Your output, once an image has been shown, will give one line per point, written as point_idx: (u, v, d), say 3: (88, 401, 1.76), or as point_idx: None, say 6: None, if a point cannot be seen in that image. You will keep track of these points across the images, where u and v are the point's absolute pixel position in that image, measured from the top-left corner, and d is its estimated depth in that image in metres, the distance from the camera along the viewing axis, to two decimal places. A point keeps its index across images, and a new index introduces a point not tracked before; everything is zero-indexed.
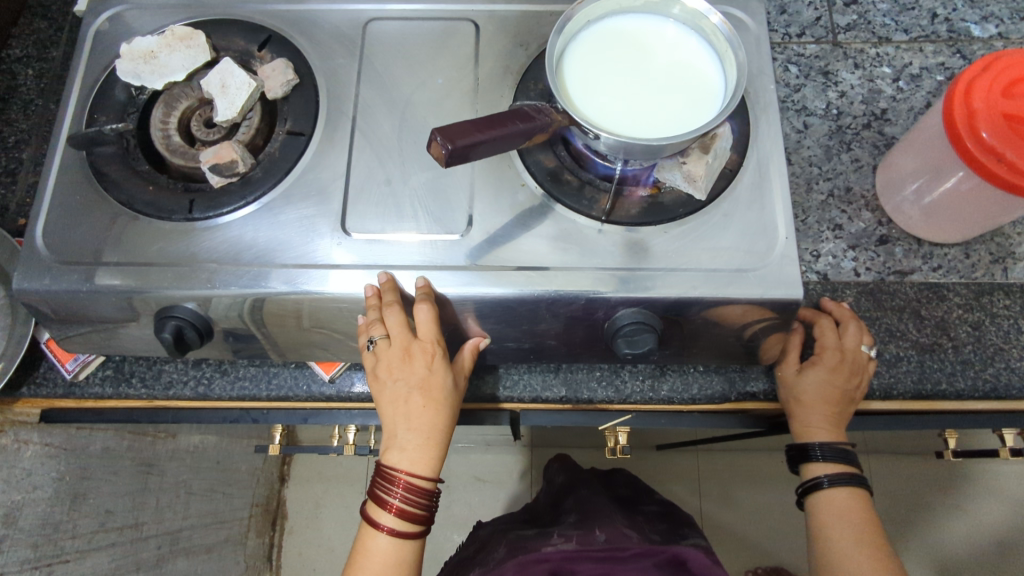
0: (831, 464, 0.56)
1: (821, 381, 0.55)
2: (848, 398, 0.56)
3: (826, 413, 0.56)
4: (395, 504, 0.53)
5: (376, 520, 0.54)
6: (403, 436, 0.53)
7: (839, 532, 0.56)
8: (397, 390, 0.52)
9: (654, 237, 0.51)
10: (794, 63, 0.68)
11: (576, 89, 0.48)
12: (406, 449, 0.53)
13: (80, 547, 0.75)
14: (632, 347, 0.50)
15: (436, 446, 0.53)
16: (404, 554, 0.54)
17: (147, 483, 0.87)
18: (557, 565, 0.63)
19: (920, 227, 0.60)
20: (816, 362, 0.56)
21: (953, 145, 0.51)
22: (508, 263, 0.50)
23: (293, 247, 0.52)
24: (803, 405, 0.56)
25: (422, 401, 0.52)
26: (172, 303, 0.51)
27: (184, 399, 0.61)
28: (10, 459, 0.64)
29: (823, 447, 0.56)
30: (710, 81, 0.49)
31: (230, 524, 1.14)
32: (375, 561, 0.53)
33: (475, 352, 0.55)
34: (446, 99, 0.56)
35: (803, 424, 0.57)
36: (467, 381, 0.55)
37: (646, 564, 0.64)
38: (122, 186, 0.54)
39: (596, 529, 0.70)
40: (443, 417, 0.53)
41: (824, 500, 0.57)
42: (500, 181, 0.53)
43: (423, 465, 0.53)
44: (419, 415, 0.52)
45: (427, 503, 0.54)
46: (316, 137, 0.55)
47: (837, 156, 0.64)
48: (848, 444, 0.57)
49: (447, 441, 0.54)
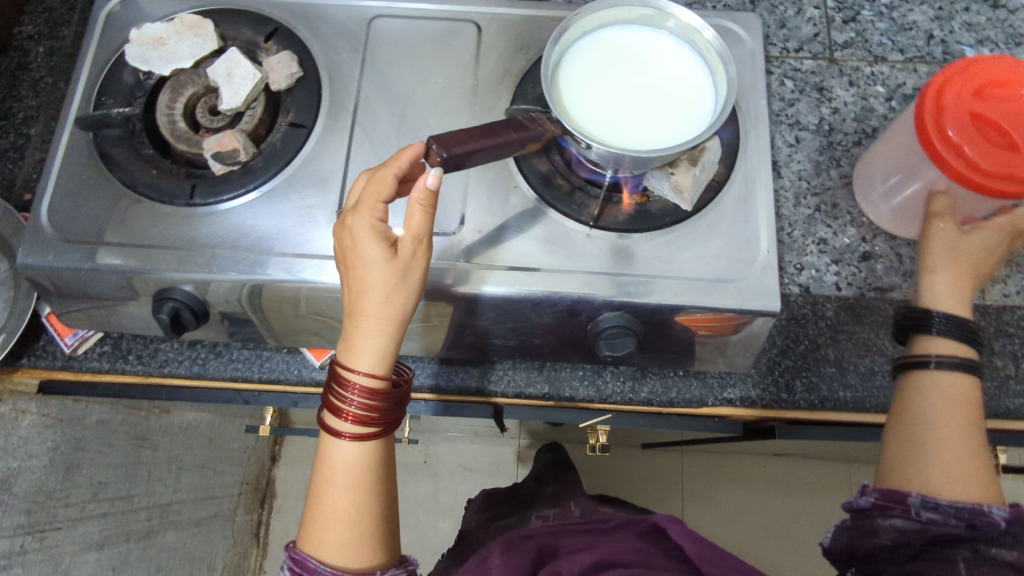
0: (946, 342, 0.53)
1: (945, 247, 0.55)
2: (981, 263, 0.56)
3: (957, 270, 0.55)
4: (348, 410, 0.48)
5: (334, 428, 0.50)
6: (351, 319, 0.48)
7: (942, 420, 0.51)
8: (348, 263, 0.47)
9: (640, 244, 0.53)
10: (790, 77, 0.69)
11: (570, 101, 0.49)
12: (355, 336, 0.48)
13: (72, 515, 0.77)
14: (613, 349, 0.52)
15: (383, 333, 0.47)
16: (366, 458, 0.51)
17: (140, 456, 0.89)
18: (541, 541, 0.59)
19: (890, 221, 0.62)
20: (966, 230, 0.56)
21: (919, 142, 0.52)
22: (498, 262, 0.52)
23: (291, 235, 0.53)
24: (933, 272, 0.55)
25: (352, 283, 0.47)
26: (171, 285, 0.53)
27: (178, 377, 0.62)
28: (8, 427, 0.66)
29: (942, 321, 0.53)
30: (701, 94, 0.51)
31: (220, 500, 1.17)
32: (333, 472, 0.51)
33: (426, 204, 0.45)
34: (445, 99, 0.58)
35: (932, 292, 0.55)
36: (431, 243, 0.47)
37: (626, 534, 0.58)
38: (127, 169, 0.55)
39: (573, 505, 0.75)
40: (393, 295, 0.46)
41: (935, 379, 0.52)
42: (494, 183, 0.55)
43: (355, 356, 0.48)
44: (354, 302, 0.47)
45: (367, 403, 0.48)
46: (317, 129, 0.57)
47: (826, 171, 0.65)
48: (972, 324, 0.54)
49: (387, 328, 0.47)
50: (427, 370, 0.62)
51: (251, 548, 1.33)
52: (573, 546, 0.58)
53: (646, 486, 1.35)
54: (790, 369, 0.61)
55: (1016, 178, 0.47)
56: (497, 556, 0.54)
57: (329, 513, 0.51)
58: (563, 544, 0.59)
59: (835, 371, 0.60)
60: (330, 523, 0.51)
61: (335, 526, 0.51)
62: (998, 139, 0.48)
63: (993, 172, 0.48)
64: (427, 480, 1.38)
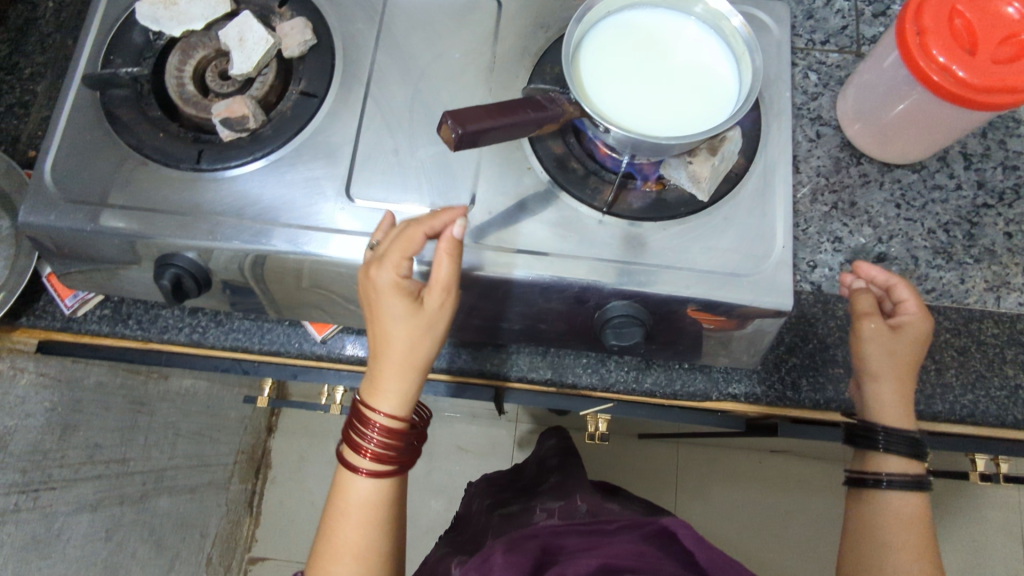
0: (896, 461, 0.55)
1: (884, 353, 0.54)
2: (918, 356, 0.55)
3: (895, 379, 0.54)
4: (368, 447, 0.50)
5: (352, 463, 0.52)
6: (376, 361, 0.50)
7: (895, 537, 0.55)
8: (373, 310, 0.49)
9: (652, 233, 0.52)
10: (814, 70, 0.68)
11: (589, 83, 0.48)
12: (378, 377, 0.49)
13: (67, 476, 0.77)
14: (621, 338, 0.51)
15: (405, 376, 0.49)
16: (382, 494, 0.53)
17: (137, 420, 0.89)
18: (545, 542, 0.58)
19: (872, 145, 0.63)
20: (896, 328, 0.55)
21: (908, 67, 0.53)
22: (508, 244, 0.51)
23: (297, 207, 0.52)
24: (876, 380, 0.54)
25: (378, 328, 0.49)
26: (174, 251, 0.52)
27: (178, 344, 0.62)
28: (5, 385, 0.66)
29: (889, 436, 0.54)
30: (724, 83, 0.49)
31: (215, 468, 1.17)
32: (349, 504, 0.52)
33: (452, 254, 0.46)
34: (461, 75, 0.56)
35: (877, 400, 0.55)
36: (456, 294, 0.48)
37: (632, 536, 0.58)
38: (133, 131, 0.54)
39: (578, 497, 0.74)
40: (418, 341, 0.48)
41: (886, 498, 0.55)
42: (507, 163, 0.54)
43: (380, 397, 0.50)
44: (379, 347, 0.49)
45: (389, 444, 0.50)
46: (329, 99, 0.56)
47: (846, 168, 0.64)
48: (918, 432, 0.55)
49: (412, 371, 0.49)
50: None
51: (244, 517, 1.33)
52: (578, 547, 0.57)
53: (640, 474, 1.35)
54: (796, 368, 0.60)
55: (1010, 88, 0.48)
56: (499, 557, 0.54)
57: (340, 546, 0.53)
58: (567, 544, 0.58)
59: (843, 373, 0.59)
60: (341, 556, 0.53)
61: (345, 560, 0.53)
62: (982, 49, 0.49)
63: (985, 85, 0.49)
64: (422, 459, 1.38)
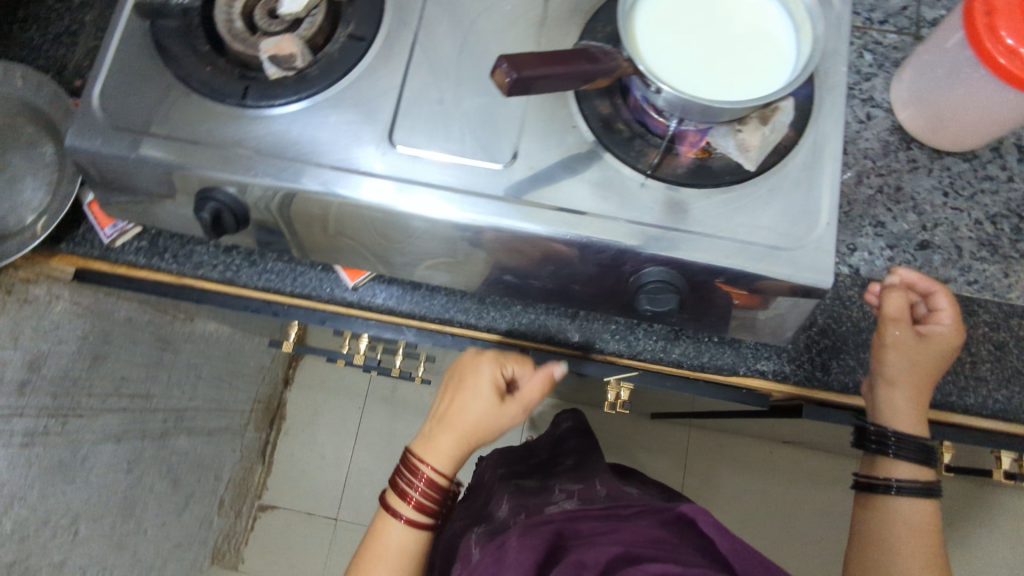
0: (905, 465, 0.54)
1: (906, 360, 0.53)
2: (938, 371, 0.54)
3: (912, 386, 0.54)
4: (413, 495, 0.57)
5: (394, 506, 0.58)
6: (437, 426, 0.58)
7: (905, 543, 0.54)
8: (454, 389, 0.58)
9: (695, 200, 0.51)
10: (870, 50, 0.66)
11: (644, 40, 0.47)
12: (436, 437, 0.57)
13: (93, 405, 0.79)
14: (654, 304, 0.51)
15: (461, 449, 0.57)
16: (413, 544, 0.58)
17: (162, 358, 0.90)
18: (561, 525, 0.57)
19: (925, 130, 0.61)
20: (923, 336, 0.54)
21: (974, 48, 0.51)
22: (549, 201, 0.51)
23: (337, 149, 0.52)
24: (892, 385, 0.54)
25: (453, 400, 0.58)
26: (214, 185, 0.52)
27: (211, 281, 0.62)
28: (41, 310, 0.67)
29: (901, 441, 0.54)
30: (781, 50, 0.48)
31: (232, 414, 1.19)
32: (383, 548, 0.58)
33: (544, 385, 0.57)
34: (511, 28, 0.56)
35: (891, 407, 0.54)
36: (530, 409, 0.58)
37: (650, 521, 0.58)
38: (180, 62, 0.54)
39: (598, 484, 0.74)
40: (480, 423, 0.57)
41: (897, 503, 0.54)
42: (552, 121, 0.53)
43: (440, 455, 0.57)
44: (448, 415, 0.57)
45: (438, 497, 0.57)
46: (376, 44, 0.55)
47: (894, 152, 0.63)
48: (930, 440, 0.54)
49: (469, 443, 0.58)
50: (459, 305, 0.62)
51: (257, 465, 1.36)
52: (595, 531, 0.57)
53: (649, 454, 1.35)
54: (826, 350, 0.59)
55: None
56: (515, 542, 0.54)
57: None
58: (584, 528, 0.57)
59: None
60: None
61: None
62: None
63: None
64: None
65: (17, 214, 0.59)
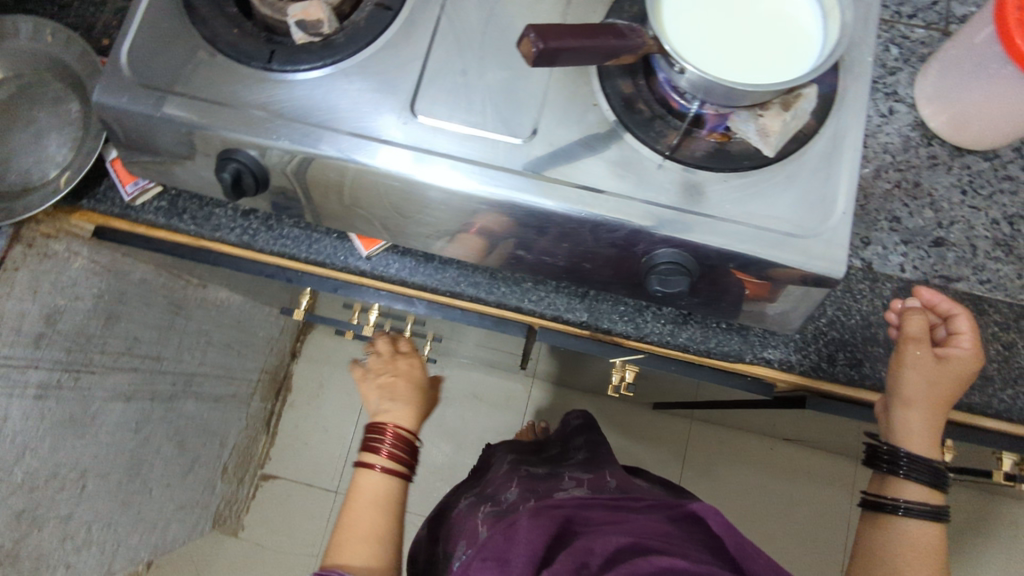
0: (917, 487, 0.54)
1: (924, 381, 0.53)
2: (956, 394, 0.54)
3: (929, 408, 0.53)
4: (385, 446, 0.65)
5: (367, 461, 0.65)
6: (388, 398, 0.69)
7: (910, 565, 0.53)
8: (393, 372, 0.71)
9: (712, 184, 0.51)
10: (897, 44, 0.65)
11: (670, 20, 0.47)
12: (389, 407, 0.68)
13: (105, 363, 0.80)
14: (664, 285, 0.51)
15: (419, 411, 0.69)
16: (391, 490, 0.65)
17: (174, 322, 0.92)
18: (570, 511, 0.57)
19: (948, 127, 0.61)
20: (942, 359, 0.54)
21: (1003, 45, 0.51)
22: (566, 178, 0.51)
23: (357, 116, 0.53)
24: (908, 406, 0.54)
25: (399, 377, 0.71)
26: (236, 146, 0.53)
27: (228, 244, 0.63)
28: (60, 265, 0.68)
29: (912, 460, 0.54)
30: (808, 37, 0.48)
31: (240, 382, 1.20)
32: (361, 499, 0.64)
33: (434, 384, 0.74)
34: (538, 4, 0.56)
35: (905, 428, 0.54)
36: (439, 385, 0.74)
37: (660, 516, 0.57)
38: (209, 24, 0.55)
39: (608, 474, 0.73)
40: (422, 392, 0.70)
41: (904, 524, 0.54)
42: (573, 99, 0.53)
43: (402, 419, 0.67)
44: (398, 390, 0.69)
45: (407, 449, 0.66)
46: (403, 14, 0.55)
47: (915, 149, 0.62)
48: (942, 464, 0.54)
49: (421, 410, 0.70)
50: (470, 279, 0.62)
51: (261, 435, 1.37)
52: (604, 519, 0.57)
53: (650, 444, 1.36)
54: (834, 342, 0.59)
55: None
56: (524, 522, 0.54)
57: (358, 527, 0.62)
58: (593, 515, 0.57)
59: (882, 352, 0.59)
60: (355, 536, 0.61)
61: (359, 547, 0.61)
62: None
63: None
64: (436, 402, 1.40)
65: (40, 168, 0.60)
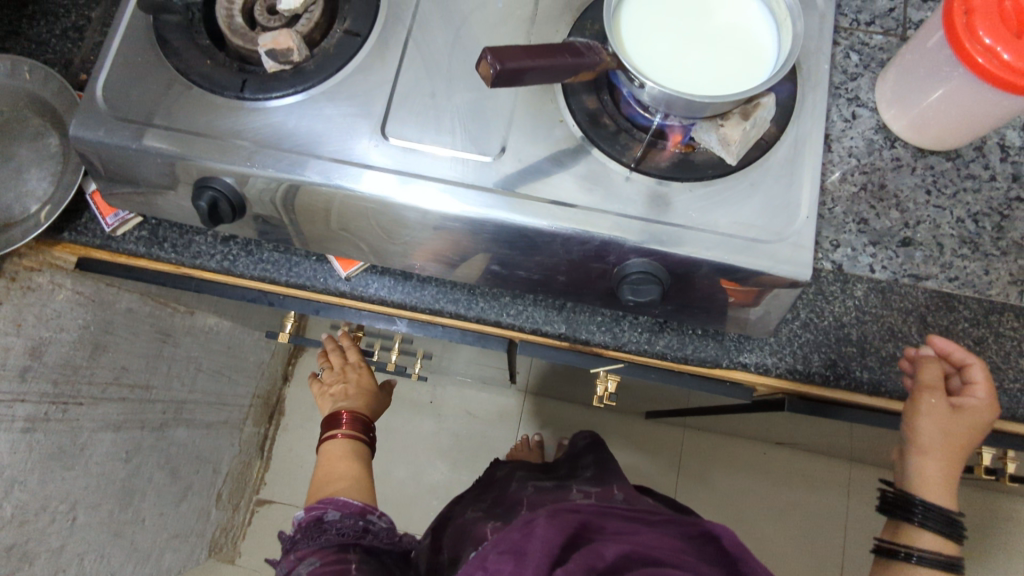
0: (930, 536, 0.59)
1: (937, 431, 0.57)
2: (972, 439, 0.58)
3: (944, 456, 0.58)
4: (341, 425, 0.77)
5: (331, 436, 0.77)
6: (337, 395, 0.80)
7: None
8: (339, 370, 0.82)
9: (679, 193, 0.52)
10: (856, 51, 0.67)
11: (628, 37, 0.49)
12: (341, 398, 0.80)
13: (94, 393, 0.81)
14: (636, 295, 0.52)
15: (371, 403, 0.81)
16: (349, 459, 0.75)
17: (162, 350, 0.92)
18: (587, 516, 0.57)
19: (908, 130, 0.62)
20: (957, 408, 0.57)
21: (953, 48, 0.52)
22: (536, 193, 0.52)
23: (332, 141, 0.54)
24: (923, 454, 0.58)
25: (346, 379, 0.81)
26: (211, 175, 0.54)
27: (209, 270, 0.64)
28: (44, 298, 0.69)
29: (926, 510, 0.58)
30: (762, 49, 0.50)
31: (231, 408, 1.21)
32: (329, 461, 0.74)
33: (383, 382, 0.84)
34: (502, 25, 0.57)
35: (921, 473, 0.59)
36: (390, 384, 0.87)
37: (673, 532, 0.58)
38: (181, 56, 0.56)
39: (616, 488, 0.74)
40: (367, 388, 0.81)
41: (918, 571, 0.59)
42: (540, 116, 0.54)
43: (352, 404, 0.79)
44: (346, 388, 0.80)
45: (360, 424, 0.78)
46: (371, 39, 0.57)
47: (879, 151, 0.64)
48: (956, 513, 0.59)
49: (368, 399, 0.81)
50: (449, 296, 0.63)
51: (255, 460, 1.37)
52: (618, 530, 0.56)
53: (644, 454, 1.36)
54: (809, 343, 0.60)
55: None
56: (540, 521, 0.54)
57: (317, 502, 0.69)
58: (608, 525, 0.57)
59: (854, 352, 0.60)
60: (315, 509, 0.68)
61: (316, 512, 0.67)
62: None
63: None
64: (430, 420, 1.40)
65: (21, 203, 0.61)
